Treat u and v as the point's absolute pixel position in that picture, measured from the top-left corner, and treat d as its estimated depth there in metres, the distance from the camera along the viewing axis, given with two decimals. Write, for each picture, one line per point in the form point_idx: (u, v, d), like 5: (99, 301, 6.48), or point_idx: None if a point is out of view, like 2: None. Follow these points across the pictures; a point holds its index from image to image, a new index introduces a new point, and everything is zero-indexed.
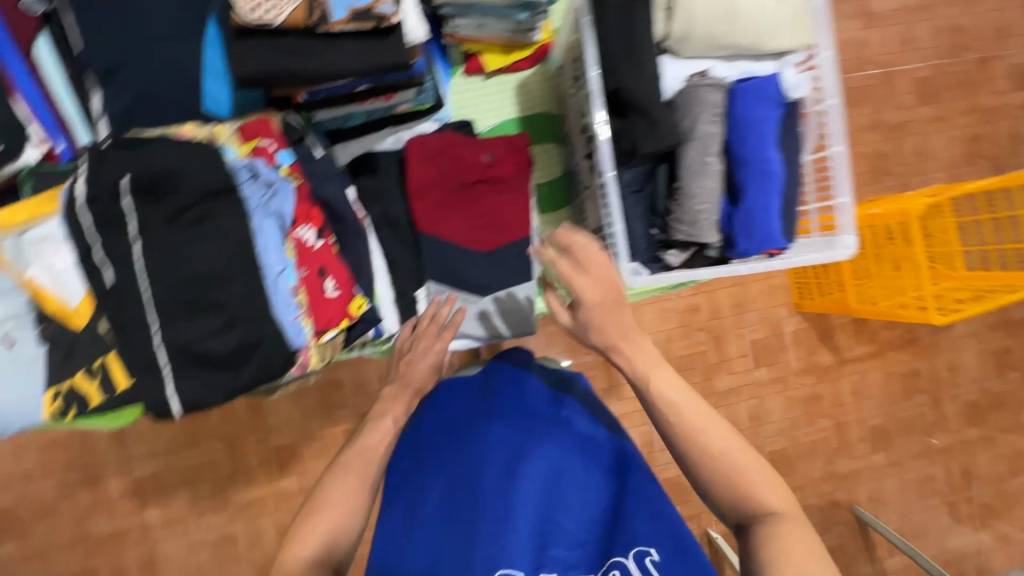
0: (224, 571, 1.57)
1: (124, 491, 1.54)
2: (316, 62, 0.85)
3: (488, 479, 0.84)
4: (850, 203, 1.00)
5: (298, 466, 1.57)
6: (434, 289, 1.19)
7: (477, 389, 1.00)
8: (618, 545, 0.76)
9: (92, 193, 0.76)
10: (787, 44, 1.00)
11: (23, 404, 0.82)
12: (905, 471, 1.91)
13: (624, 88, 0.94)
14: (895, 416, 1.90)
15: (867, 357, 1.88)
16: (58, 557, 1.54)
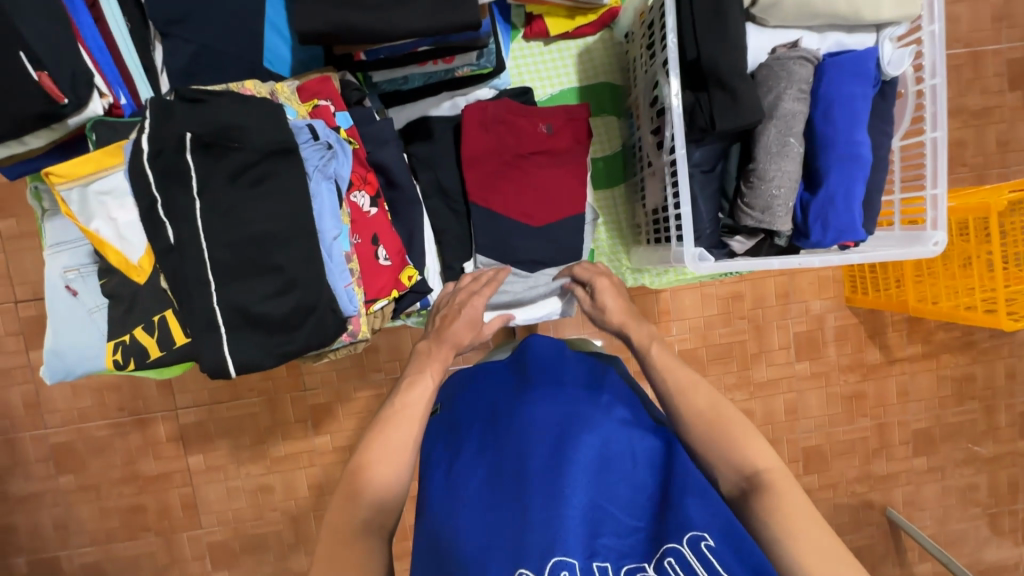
0: (260, 518, 1.64)
1: (171, 436, 1.61)
2: (379, 19, 0.80)
3: (533, 458, 0.75)
4: (946, 195, 0.91)
5: (331, 425, 1.61)
6: (482, 262, 1.17)
7: (513, 366, 0.93)
8: (670, 530, 0.66)
9: (155, 148, 0.73)
10: (890, 15, 0.90)
11: (83, 349, 1.00)
12: (948, 478, 1.82)
13: (706, 57, 0.86)
14: (943, 422, 1.81)
15: (919, 358, 1.78)
16: (111, 491, 1.63)
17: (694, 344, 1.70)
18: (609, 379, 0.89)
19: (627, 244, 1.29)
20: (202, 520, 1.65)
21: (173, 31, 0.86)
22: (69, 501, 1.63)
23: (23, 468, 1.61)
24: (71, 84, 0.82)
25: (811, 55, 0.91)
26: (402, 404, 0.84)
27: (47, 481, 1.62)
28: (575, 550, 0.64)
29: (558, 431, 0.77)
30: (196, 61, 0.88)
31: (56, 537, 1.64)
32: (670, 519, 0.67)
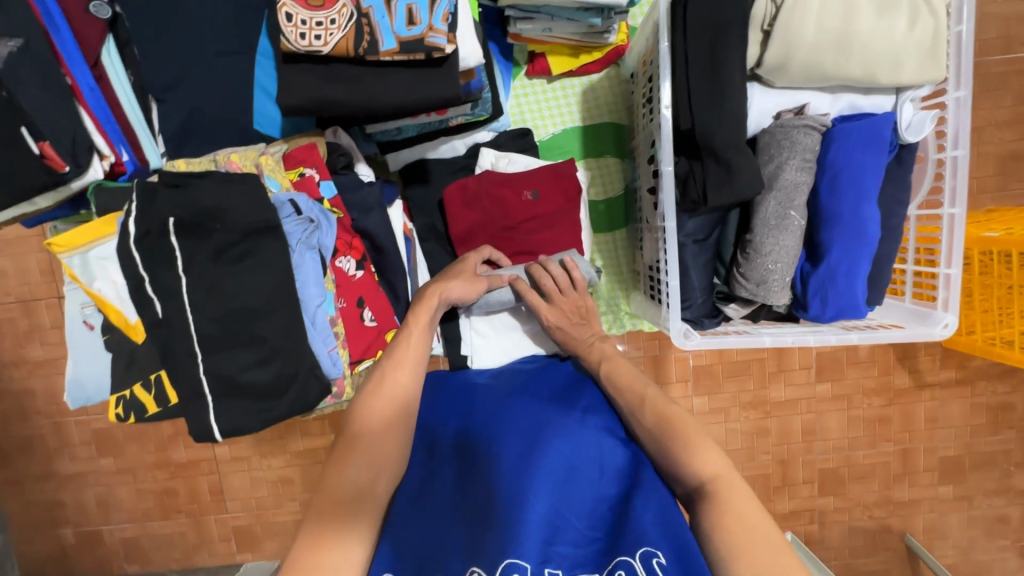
0: (280, 506, 1.73)
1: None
2: (360, 91, 0.79)
3: (503, 459, 0.78)
4: (960, 276, 0.86)
5: None
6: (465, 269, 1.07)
7: (497, 377, 1.00)
8: (625, 544, 0.71)
9: (141, 229, 0.75)
10: (910, 79, 0.83)
11: (100, 384, 1.09)
12: (974, 507, 1.75)
13: (699, 129, 0.82)
14: (974, 450, 1.72)
15: (951, 384, 1.69)
16: (146, 475, 1.73)
17: (710, 360, 1.64)
18: (588, 389, 0.92)
19: (626, 289, 1.26)
20: (228, 505, 1.74)
21: (168, 96, 0.88)
22: (109, 482, 1.73)
23: (69, 449, 1.71)
24: (69, 153, 0.87)
25: (817, 123, 0.85)
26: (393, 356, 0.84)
27: (89, 462, 1.72)
28: (530, 555, 0.69)
29: (529, 436, 0.81)
30: (188, 125, 0.89)
31: (98, 513, 1.75)
32: (623, 534, 0.72)
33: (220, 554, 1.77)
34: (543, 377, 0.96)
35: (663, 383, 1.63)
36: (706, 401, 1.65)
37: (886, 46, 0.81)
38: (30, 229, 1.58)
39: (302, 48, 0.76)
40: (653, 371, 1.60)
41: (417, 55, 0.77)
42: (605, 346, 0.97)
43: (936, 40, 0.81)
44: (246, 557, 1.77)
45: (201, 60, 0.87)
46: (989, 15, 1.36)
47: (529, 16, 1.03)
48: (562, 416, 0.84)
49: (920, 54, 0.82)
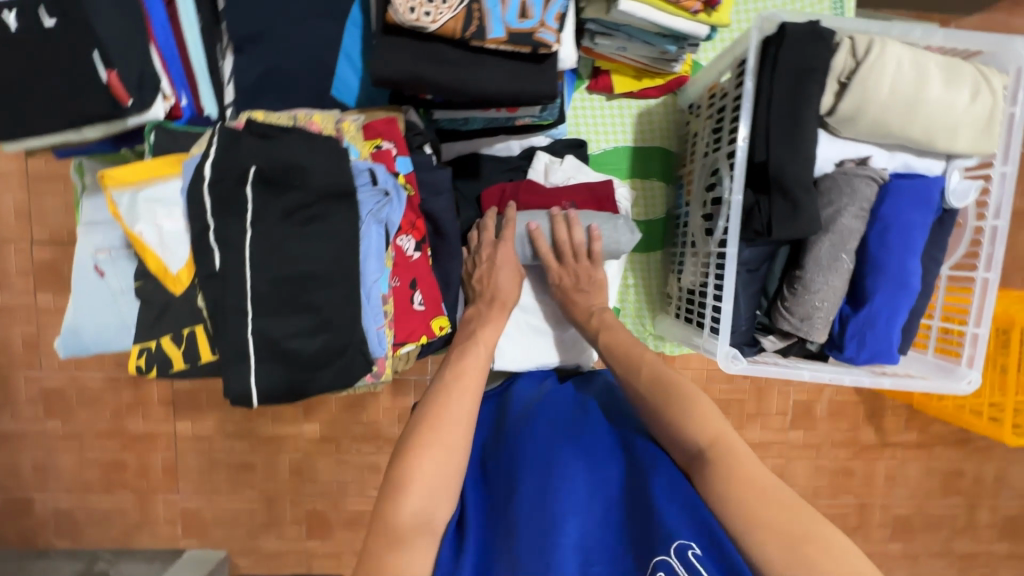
0: (237, 493, 1.64)
1: (164, 399, 1.60)
2: (458, 74, 0.79)
3: (521, 493, 0.78)
4: (987, 335, 0.91)
5: (324, 413, 1.61)
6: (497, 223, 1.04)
7: (500, 406, 1.01)
8: (659, 543, 0.70)
9: (216, 176, 0.72)
10: (963, 148, 0.90)
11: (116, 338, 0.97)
12: (918, 567, 1.83)
13: (774, 164, 0.86)
14: (925, 511, 1.81)
15: (911, 446, 1.78)
16: (94, 444, 1.61)
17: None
18: (593, 409, 0.93)
19: (653, 311, 1.28)
20: (180, 486, 1.63)
21: (247, 47, 0.85)
22: (52, 446, 1.61)
23: (12, 406, 1.58)
24: (137, 86, 0.81)
25: (876, 175, 0.91)
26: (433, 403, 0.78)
27: (33, 423, 1.59)
28: None
29: (542, 462, 0.81)
30: (261, 80, 0.87)
31: (33, 478, 1.61)
32: (653, 534, 0.72)
33: (162, 538, 1.65)
34: (551, 400, 0.96)
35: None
36: None
37: (948, 115, 0.87)
38: (11, 165, 1.47)
39: (408, 22, 0.74)
40: None
41: (523, 47, 0.78)
42: (606, 315, 0.99)
43: (990, 117, 0.88)
44: (190, 543, 1.66)
45: (288, 17, 0.85)
46: None
47: (608, 32, 1.05)
48: (569, 432, 0.86)
49: (977, 127, 0.88)
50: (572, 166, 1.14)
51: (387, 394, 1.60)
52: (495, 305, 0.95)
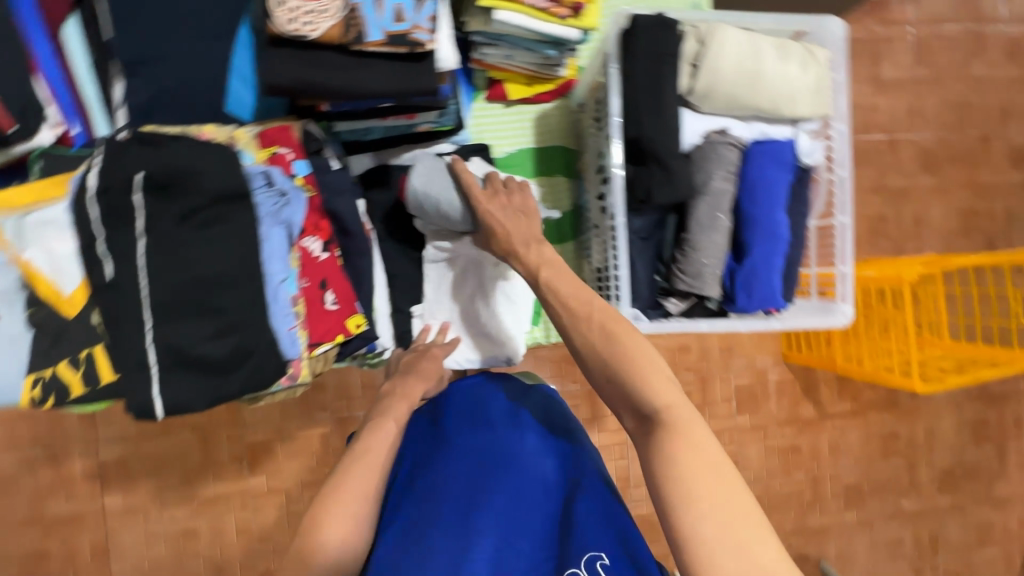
0: (182, 565, 1.57)
1: (88, 473, 1.54)
2: (344, 76, 0.84)
3: (445, 508, 0.81)
4: (851, 273, 1.03)
5: (270, 464, 1.59)
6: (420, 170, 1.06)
7: (429, 415, 1.00)
8: (572, 556, 0.75)
9: (102, 185, 0.74)
10: (805, 111, 1.03)
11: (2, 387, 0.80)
12: (875, 531, 1.95)
13: (645, 138, 0.96)
14: (871, 477, 1.94)
15: (849, 414, 1.92)
16: (12, 535, 1.53)
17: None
18: (524, 416, 0.95)
19: None
20: (115, 568, 1.56)
21: (136, 71, 0.88)
22: None
23: None
24: (19, 114, 0.82)
25: (736, 141, 1.03)
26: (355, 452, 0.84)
27: None
28: None
29: (465, 479, 0.84)
30: (154, 101, 0.89)
31: None
32: (571, 550, 0.76)
33: None
34: (482, 405, 0.97)
35: (599, 417, 1.72)
36: None
37: (786, 85, 1.01)
38: None
39: (289, 32, 0.80)
40: (589, 407, 1.72)
41: (401, 48, 0.85)
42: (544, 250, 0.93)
43: (821, 84, 1.02)
44: None
45: (177, 41, 0.88)
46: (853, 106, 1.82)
47: (492, 42, 1.15)
48: (497, 446, 0.88)
49: (811, 93, 1.02)
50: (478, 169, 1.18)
51: (334, 433, 1.59)
52: (410, 379, 1.00)
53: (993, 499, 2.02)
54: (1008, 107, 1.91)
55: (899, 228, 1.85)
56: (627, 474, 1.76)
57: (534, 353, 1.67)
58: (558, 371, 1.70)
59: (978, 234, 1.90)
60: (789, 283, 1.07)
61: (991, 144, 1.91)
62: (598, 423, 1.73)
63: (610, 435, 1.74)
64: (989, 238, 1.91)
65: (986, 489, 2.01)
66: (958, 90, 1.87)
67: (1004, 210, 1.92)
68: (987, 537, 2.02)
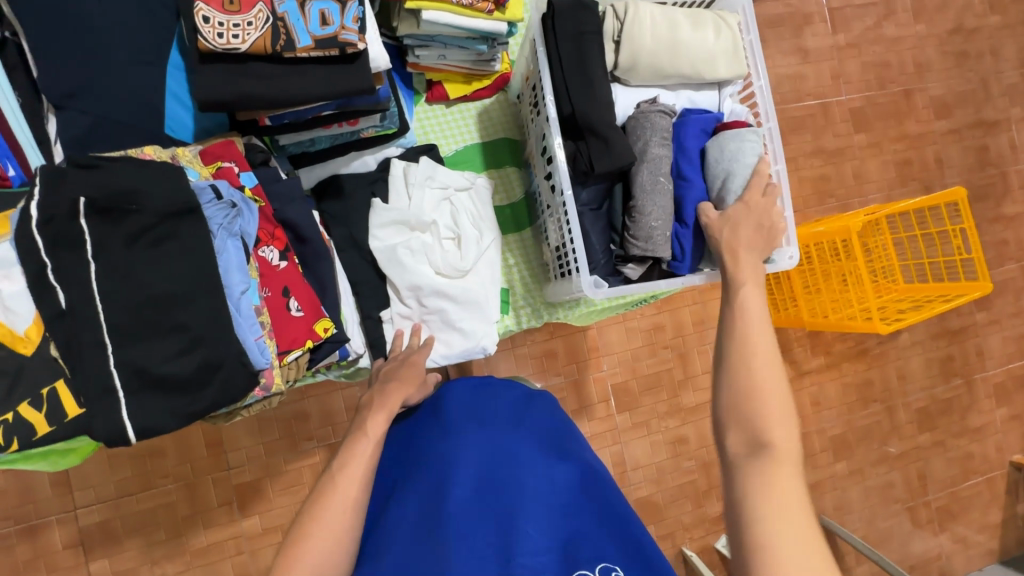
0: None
1: (68, 542, 1.48)
2: (279, 85, 0.87)
3: (454, 501, 0.81)
4: (792, 218, 1.09)
5: (262, 504, 1.56)
6: (729, 141, 1.04)
7: (432, 412, 1.00)
8: (584, 560, 0.77)
9: (45, 215, 0.73)
10: (726, 73, 1.09)
11: None
12: (866, 478, 2.01)
13: (579, 112, 1.01)
14: (854, 425, 2.02)
15: (824, 368, 2.00)
16: None
17: (624, 377, 1.80)
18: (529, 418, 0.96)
19: (539, 282, 1.37)
20: None
21: (68, 103, 0.87)
22: None
23: None
24: None
25: (668, 109, 1.08)
26: (337, 472, 0.82)
27: None
28: None
29: (471, 475, 0.84)
30: (92, 131, 0.89)
31: None
32: (576, 551, 0.77)
33: None
34: (484, 406, 0.98)
35: (587, 405, 1.77)
36: (628, 416, 1.80)
37: (705, 49, 1.07)
38: None
39: (219, 47, 0.82)
40: (576, 397, 1.76)
41: (331, 51, 0.87)
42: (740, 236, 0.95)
43: (737, 45, 1.09)
44: None
45: (108, 69, 0.88)
46: (784, 76, 1.92)
47: (425, 44, 1.18)
48: (504, 441, 0.89)
49: (729, 55, 1.09)
50: (426, 173, 1.21)
51: (325, 461, 1.58)
52: (388, 392, 0.97)
53: (969, 430, 2.11)
54: (922, 62, 2.04)
55: (842, 185, 1.95)
56: (622, 459, 1.79)
57: (514, 353, 1.70)
58: (540, 367, 1.73)
59: (914, 181, 2.02)
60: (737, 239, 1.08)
61: (913, 97, 2.03)
62: (587, 412, 1.77)
63: (600, 422, 1.78)
64: (925, 184, 2.03)
65: (961, 421, 2.10)
66: (875, 52, 2.00)
67: (934, 156, 2.05)
68: (969, 469, 2.10)
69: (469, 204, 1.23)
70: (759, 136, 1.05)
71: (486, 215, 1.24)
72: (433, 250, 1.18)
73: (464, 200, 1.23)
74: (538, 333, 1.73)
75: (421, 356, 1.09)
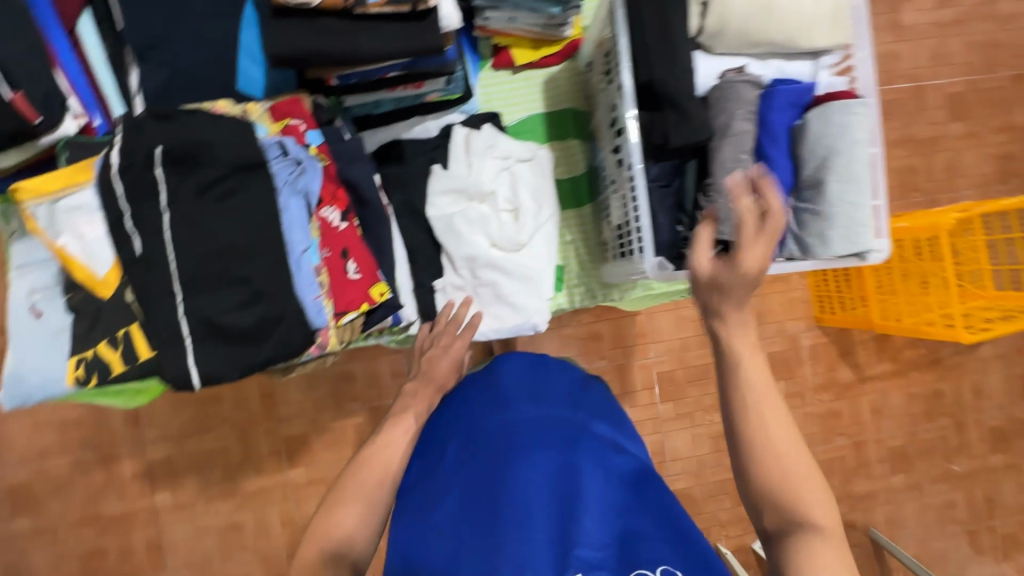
0: (230, 559, 1.62)
1: (136, 473, 1.60)
2: (348, 42, 0.85)
3: (507, 478, 0.74)
4: (885, 207, 0.99)
5: (307, 457, 1.62)
6: (835, 110, 0.95)
7: (486, 386, 0.96)
8: (643, 559, 0.66)
9: (126, 162, 0.78)
10: (823, 43, 0.99)
11: (48, 372, 0.90)
12: (925, 495, 1.87)
13: (656, 80, 0.94)
14: (917, 438, 1.87)
15: (889, 375, 1.86)
16: (69, 535, 1.59)
17: (671, 366, 1.74)
18: (582, 405, 0.90)
19: (595, 261, 1.33)
20: (168, 563, 1.61)
21: (148, 56, 0.90)
22: (25, 546, 1.59)
23: None
24: (43, 102, 0.83)
25: (756, 80, 0.99)
26: (376, 442, 0.84)
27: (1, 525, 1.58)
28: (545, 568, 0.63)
29: (526, 452, 0.77)
30: (168, 84, 0.91)
31: None
32: (636, 548, 0.67)
33: None
34: (539, 388, 0.93)
35: (629, 391, 1.72)
36: (672, 406, 1.74)
37: (802, 15, 0.97)
38: None
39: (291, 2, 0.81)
40: (619, 382, 1.71)
41: (402, 7, 0.84)
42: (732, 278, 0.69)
43: (839, 11, 0.98)
44: None
45: (185, 24, 0.90)
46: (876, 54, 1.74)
47: (495, 5, 1.12)
48: (562, 425, 0.83)
49: (829, 22, 0.98)
50: (487, 141, 1.18)
51: (367, 422, 1.62)
52: (425, 380, 0.99)
53: None
54: None
55: (932, 178, 1.76)
56: (661, 448, 1.75)
57: (559, 332, 1.68)
58: (584, 349, 1.70)
59: (1016, 178, 1.81)
60: (826, 225, 0.96)
61: None
62: (628, 398, 1.73)
63: (641, 409, 1.73)
64: None
65: None
66: (986, 30, 1.78)
67: None
68: None
69: (531, 175, 1.19)
70: (868, 109, 0.95)
71: (549, 184, 1.20)
72: (489, 221, 1.15)
73: (526, 170, 1.19)
74: (584, 314, 1.69)
75: (461, 343, 1.06)
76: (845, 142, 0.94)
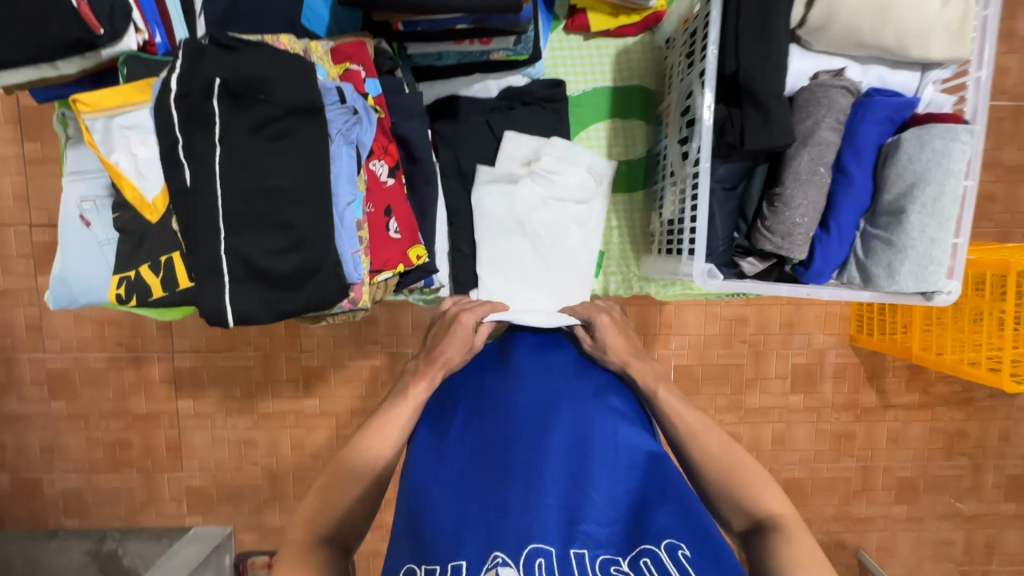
0: (239, 470, 1.71)
1: (164, 377, 1.68)
2: None
3: (517, 448, 0.75)
4: (966, 246, 0.91)
5: (321, 388, 1.67)
6: (937, 132, 0.85)
7: (499, 359, 0.95)
8: (648, 533, 0.63)
9: (183, 89, 0.75)
10: (936, 55, 0.88)
11: (91, 282, 0.93)
12: (924, 529, 1.83)
13: (744, 73, 0.86)
14: (929, 473, 1.81)
15: (913, 407, 1.79)
16: (99, 423, 1.70)
17: (691, 360, 1.71)
18: (593, 379, 0.90)
19: (637, 251, 1.28)
20: (184, 464, 1.72)
21: None
22: (58, 427, 1.70)
23: (18, 388, 1.68)
24: (107, 16, 0.81)
25: (853, 87, 0.90)
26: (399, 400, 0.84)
27: (38, 404, 1.69)
28: (552, 538, 0.63)
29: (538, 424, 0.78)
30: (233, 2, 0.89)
31: (42, 459, 1.71)
32: (646, 521, 0.65)
33: (167, 516, 1.74)
34: (553, 364, 0.92)
35: None
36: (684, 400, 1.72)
37: (920, 20, 0.86)
38: (7, 151, 1.55)
39: None
40: None
41: None
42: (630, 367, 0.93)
43: (965, 21, 0.87)
44: (196, 520, 1.74)
45: None
46: None
47: None
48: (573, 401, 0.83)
49: (948, 32, 0.87)
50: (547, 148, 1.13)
51: (384, 367, 1.65)
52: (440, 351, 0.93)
53: None
54: None
55: (1010, 211, 1.60)
56: None
57: None
58: None
59: None
60: (898, 257, 0.89)
61: None
62: None
63: None
64: None
65: None
66: None
67: None
68: None
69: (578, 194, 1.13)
70: (972, 137, 0.86)
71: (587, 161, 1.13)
72: (542, 235, 1.13)
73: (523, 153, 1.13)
74: None
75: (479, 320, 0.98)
76: (942, 170, 0.86)
